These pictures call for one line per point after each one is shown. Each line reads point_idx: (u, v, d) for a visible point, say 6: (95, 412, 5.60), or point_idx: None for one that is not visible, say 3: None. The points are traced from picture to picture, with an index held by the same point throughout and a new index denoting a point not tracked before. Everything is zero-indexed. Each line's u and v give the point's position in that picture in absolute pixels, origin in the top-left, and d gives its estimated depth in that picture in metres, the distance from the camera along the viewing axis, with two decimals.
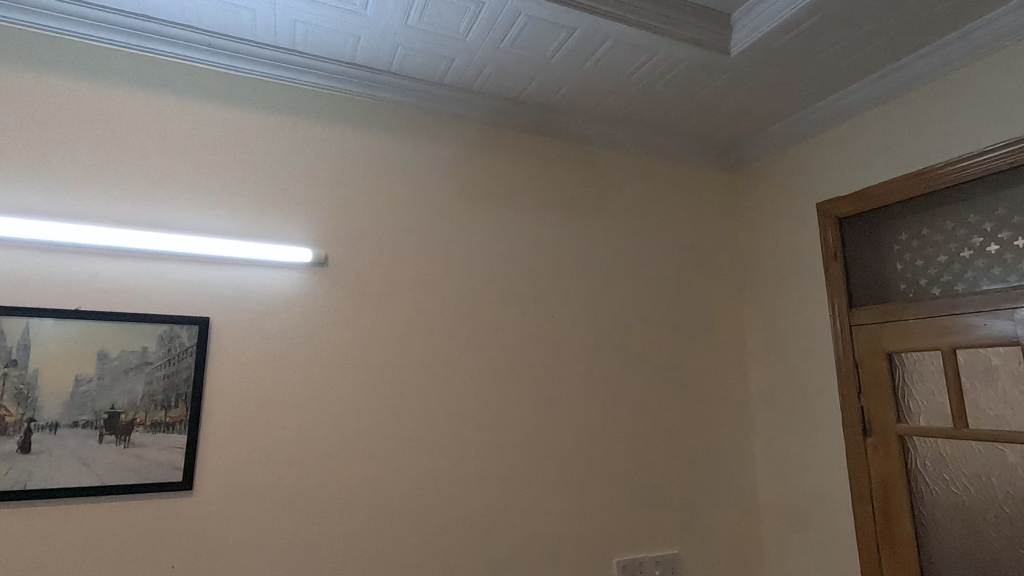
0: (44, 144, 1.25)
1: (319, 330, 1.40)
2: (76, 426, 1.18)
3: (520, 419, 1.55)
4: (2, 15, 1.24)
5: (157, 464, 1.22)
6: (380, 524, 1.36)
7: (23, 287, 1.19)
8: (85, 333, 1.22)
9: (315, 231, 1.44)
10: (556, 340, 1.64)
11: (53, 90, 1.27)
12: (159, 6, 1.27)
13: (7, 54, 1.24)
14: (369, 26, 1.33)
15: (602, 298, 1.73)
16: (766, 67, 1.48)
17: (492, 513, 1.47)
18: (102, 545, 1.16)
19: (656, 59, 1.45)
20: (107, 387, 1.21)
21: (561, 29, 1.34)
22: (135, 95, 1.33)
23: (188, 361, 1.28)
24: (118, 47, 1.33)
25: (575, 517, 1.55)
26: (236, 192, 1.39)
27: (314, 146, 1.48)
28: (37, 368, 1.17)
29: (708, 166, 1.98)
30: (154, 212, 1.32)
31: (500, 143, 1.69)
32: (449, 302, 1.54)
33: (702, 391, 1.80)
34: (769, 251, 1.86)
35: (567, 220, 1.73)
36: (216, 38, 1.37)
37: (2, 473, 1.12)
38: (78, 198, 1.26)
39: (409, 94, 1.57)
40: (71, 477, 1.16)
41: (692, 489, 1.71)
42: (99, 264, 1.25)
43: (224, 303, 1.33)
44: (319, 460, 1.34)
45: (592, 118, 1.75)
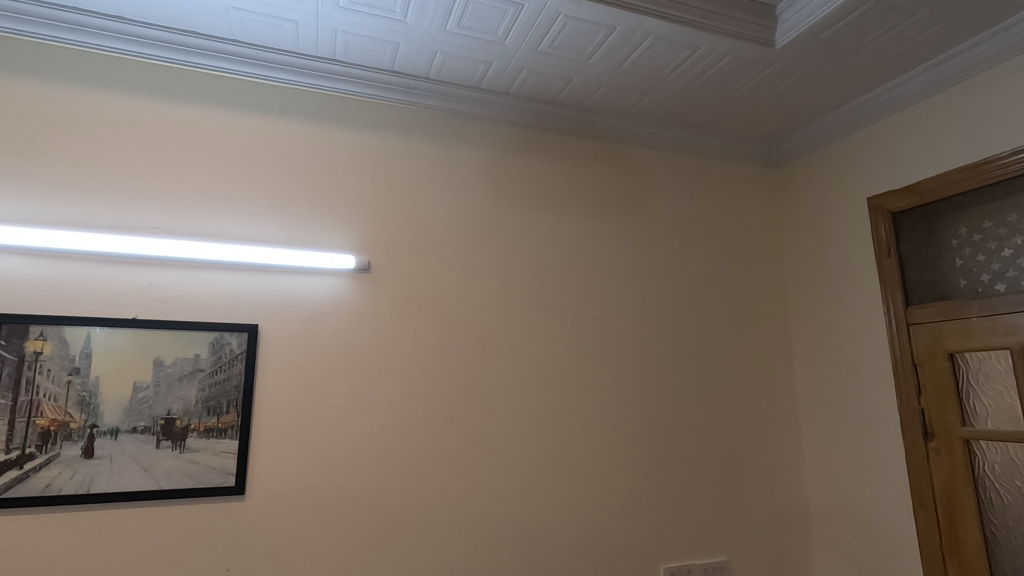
0: (100, 159, 1.30)
1: (364, 335, 1.41)
2: (134, 432, 1.22)
3: (564, 424, 1.53)
4: (59, 36, 1.29)
5: (211, 469, 1.25)
6: (426, 528, 1.36)
7: (84, 298, 1.24)
8: (141, 341, 1.25)
9: (358, 237, 1.46)
10: (597, 342, 1.61)
11: (108, 108, 1.32)
12: (207, 22, 1.31)
13: (66, 74, 1.30)
14: (408, 33, 1.35)
15: (643, 299, 1.69)
16: (812, 59, 1.44)
17: (537, 519, 1.45)
18: (161, 548, 1.19)
19: (697, 55, 1.42)
20: (163, 394, 1.25)
21: (601, 29, 1.32)
22: (182, 109, 1.37)
23: (238, 367, 1.31)
24: (167, 63, 1.38)
25: (621, 524, 1.53)
26: (282, 200, 1.42)
27: (355, 153, 1.49)
28: (97, 376, 1.21)
29: (748, 164, 1.93)
30: (203, 222, 1.35)
31: (538, 145, 1.68)
32: (490, 306, 1.53)
33: (748, 393, 1.75)
34: (816, 249, 1.80)
35: (608, 221, 1.70)
36: (261, 51, 1.40)
37: (68, 478, 1.16)
38: (134, 209, 1.30)
39: (447, 99, 1.58)
40: (131, 481, 1.19)
41: (740, 492, 1.67)
42: (152, 274, 1.29)
43: (272, 310, 1.36)
44: (365, 465, 1.35)
45: (630, 118, 1.73)
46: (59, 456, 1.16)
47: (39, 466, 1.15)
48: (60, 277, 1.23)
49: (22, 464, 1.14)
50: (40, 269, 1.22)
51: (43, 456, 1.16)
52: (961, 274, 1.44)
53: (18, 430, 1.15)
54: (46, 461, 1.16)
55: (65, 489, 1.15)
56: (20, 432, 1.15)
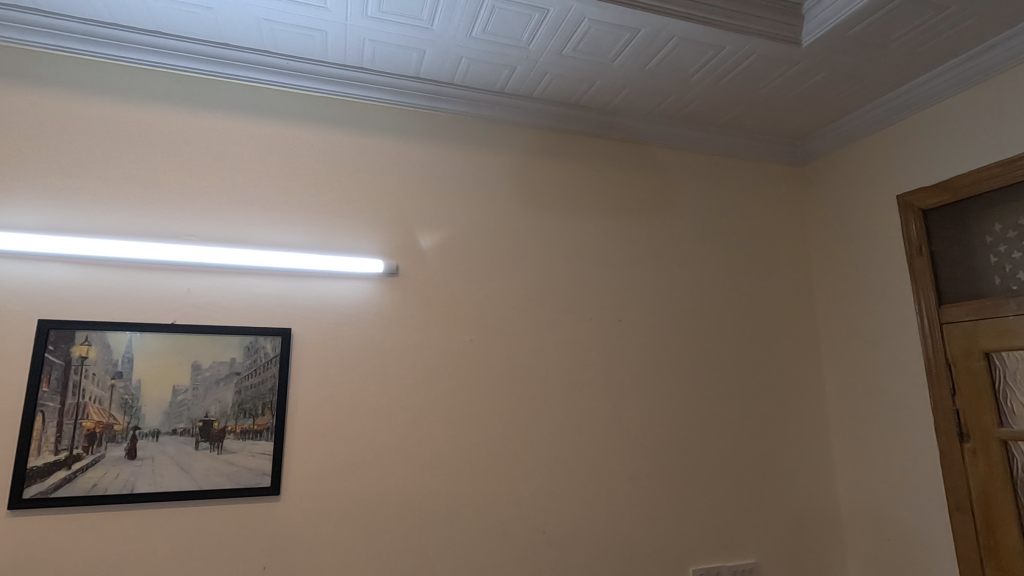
0: (139, 169, 1.34)
1: (393, 337, 1.43)
2: (174, 434, 1.25)
3: (591, 425, 1.54)
4: (100, 52, 1.34)
5: (247, 470, 1.28)
6: (455, 528, 1.38)
7: (125, 304, 1.28)
8: (180, 345, 1.29)
9: (386, 242, 1.48)
10: (622, 343, 1.61)
11: (146, 119, 1.37)
12: (239, 34, 1.35)
13: (107, 88, 1.35)
14: (434, 40, 1.37)
15: (668, 300, 1.69)
16: (838, 56, 1.43)
17: (566, 519, 1.46)
18: (200, 546, 1.23)
19: (722, 55, 1.42)
20: (200, 397, 1.28)
21: (625, 31, 1.33)
22: (215, 119, 1.41)
23: (272, 370, 1.34)
24: (202, 75, 1.42)
25: (649, 525, 1.52)
26: (312, 206, 1.44)
27: (382, 159, 1.52)
28: (139, 379, 1.25)
29: (773, 163, 1.92)
30: (238, 228, 1.38)
31: (561, 148, 1.69)
32: (516, 309, 1.54)
33: (776, 394, 1.74)
34: (844, 247, 1.78)
35: (632, 222, 1.70)
36: (291, 61, 1.44)
37: (113, 478, 1.20)
38: (171, 217, 1.35)
39: (472, 104, 1.60)
40: (172, 481, 1.23)
41: (768, 493, 1.65)
42: (189, 280, 1.33)
43: (304, 314, 1.39)
44: (396, 466, 1.37)
45: (653, 118, 1.73)
46: (104, 457, 1.21)
47: (86, 467, 1.19)
48: (102, 283, 1.27)
49: (70, 464, 1.19)
50: (84, 276, 1.27)
51: (88, 457, 1.20)
52: (996, 272, 1.40)
53: (66, 432, 1.20)
54: (91, 463, 1.20)
55: (110, 489, 1.20)
56: (68, 433, 1.20)
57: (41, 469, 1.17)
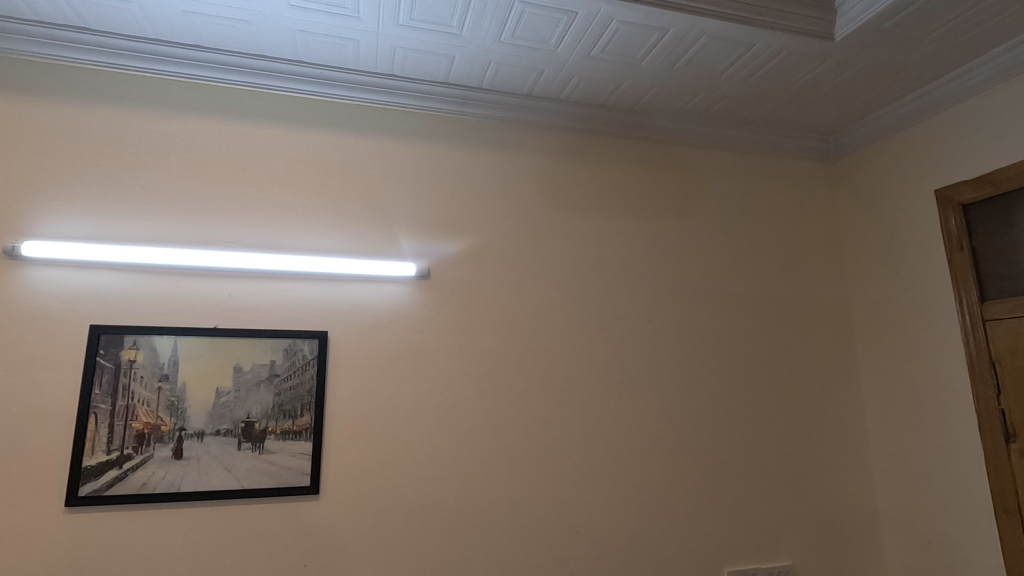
0: (180, 178, 1.39)
1: (427, 339, 1.46)
2: (218, 434, 1.29)
3: (623, 426, 1.54)
4: (144, 66, 1.39)
5: (288, 470, 1.31)
6: (489, 528, 1.39)
7: (170, 309, 1.33)
8: (222, 348, 1.33)
9: (418, 246, 1.50)
10: (653, 343, 1.61)
11: (186, 130, 1.41)
12: (275, 45, 1.39)
13: (151, 101, 1.40)
14: (463, 46, 1.39)
15: (699, 299, 1.68)
16: (871, 50, 1.41)
17: (599, 520, 1.46)
18: (243, 545, 1.26)
19: (752, 52, 1.40)
20: (242, 399, 1.32)
21: (653, 31, 1.33)
22: (252, 128, 1.45)
23: (310, 372, 1.37)
24: (238, 86, 1.46)
25: (682, 527, 1.51)
26: (345, 211, 1.47)
27: (413, 163, 1.54)
28: (185, 382, 1.30)
29: (803, 159, 1.89)
30: (275, 235, 1.42)
31: (589, 148, 1.69)
32: (547, 310, 1.55)
33: (810, 394, 1.71)
34: (880, 244, 1.74)
35: (661, 222, 1.70)
36: (324, 69, 1.47)
37: (161, 477, 1.25)
38: (212, 225, 1.39)
39: (500, 108, 1.61)
40: (217, 481, 1.27)
41: (804, 494, 1.63)
42: (231, 285, 1.37)
43: (340, 317, 1.42)
44: (431, 466, 1.39)
45: (681, 117, 1.72)
46: (153, 457, 1.25)
47: (136, 466, 1.24)
48: (149, 290, 1.32)
49: (121, 464, 1.23)
50: (132, 284, 1.32)
51: (138, 457, 1.25)
52: None
53: (117, 432, 1.24)
54: (140, 462, 1.24)
55: (159, 488, 1.24)
56: (118, 434, 1.24)
57: (94, 468, 1.22)
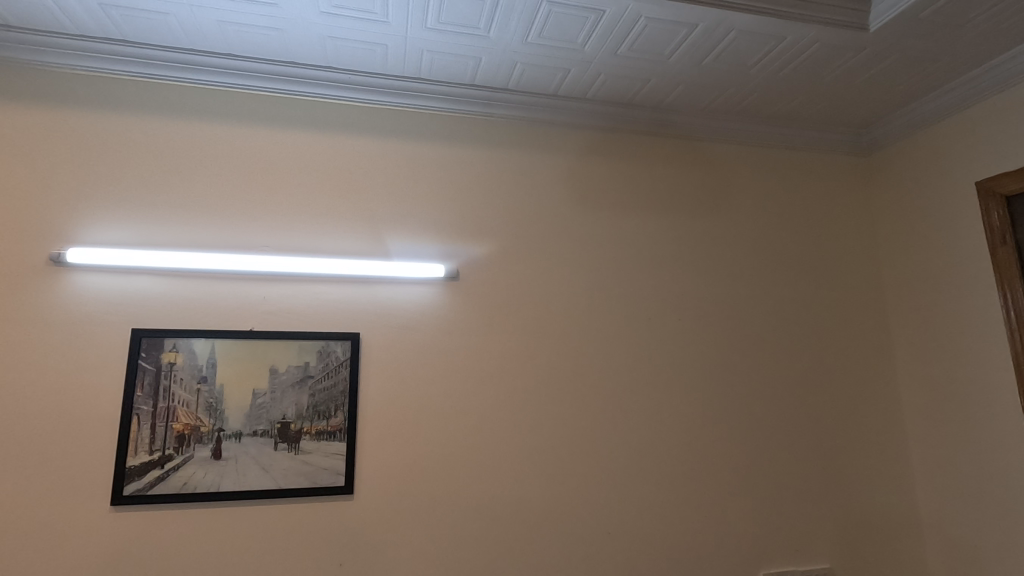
0: (214, 184, 1.42)
1: (457, 340, 1.46)
2: (255, 435, 1.32)
3: (656, 427, 1.52)
4: (179, 76, 1.43)
5: (323, 470, 1.33)
6: (521, 528, 1.39)
7: (208, 312, 1.35)
8: (258, 350, 1.36)
9: (446, 247, 1.51)
10: (683, 342, 1.59)
11: (220, 136, 1.44)
12: (306, 52, 1.41)
13: (186, 109, 1.44)
14: (490, 48, 1.39)
15: (730, 297, 1.65)
16: (908, 40, 1.37)
17: (631, 521, 1.45)
18: (281, 544, 1.28)
19: (783, 45, 1.38)
20: (278, 399, 1.35)
21: (682, 27, 1.32)
22: (283, 133, 1.48)
23: (343, 373, 1.39)
24: (269, 93, 1.49)
25: (716, 527, 1.49)
26: (375, 214, 1.49)
27: (440, 165, 1.55)
28: (222, 383, 1.32)
29: (835, 153, 1.85)
30: (306, 239, 1.44)
31: (616, 147, 1.68)
32: (576, 310, 1.55)
33: (846, 392, 1.67)
34: (917, 239, 1.70)
35: (690, 220, 1.68)
36: (353, 75, 1.49)
37: (201, 477, 1.27)
38: (246, 229, 1.42)
39: (526, 108, 1.61)
40: (255, 480, 1.30)
41: (841, 495, 1.60)
42: (264, 289, 1.39)
43: (371, 319, 1.43)
44: (462, 466, 1.40)
45: (709, 114, 1.70)
46: (193, 457, 1.28)
47: (177, 466, 1.27)
48: (187, 294, 1.35)
49: (163, 464, 1.27)
50: (170, 288, 1.35)
51: (179, 457, 1.28)
52: None
53: (159, 433, 1.28)
54: (182, 462, 1.27)
55: (199, 487, 1.27)
56: (160, 434, 1.28)
57: (138, 468, 1.25)
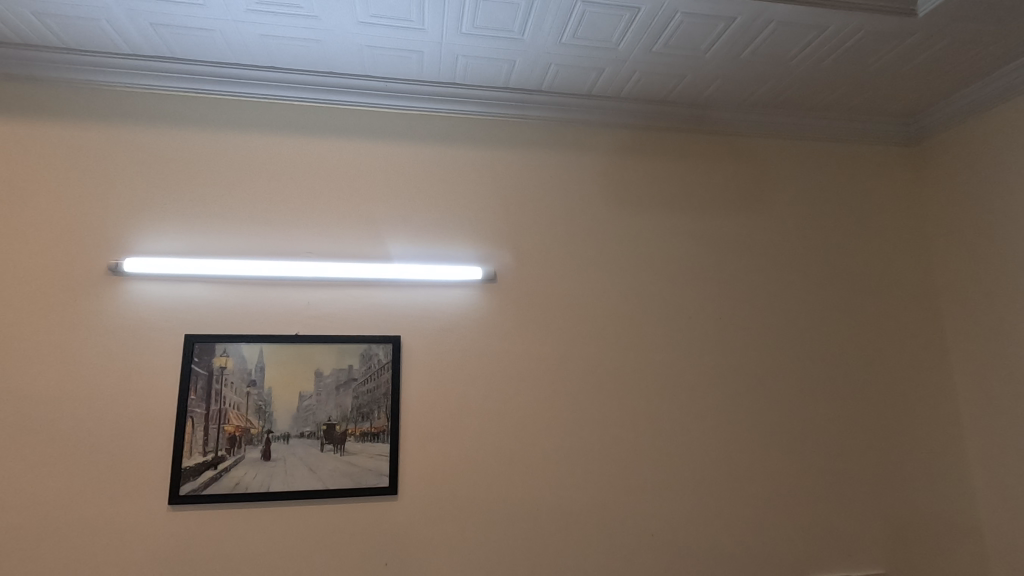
0: (259, 193, 1.46)
1: (495, 342, 1.47)
2: (302, 436, 1.35)
3: (698, 427, 1.50)
4: (225, 90, 1.48)
5: (367, 471, 1.35)
6: (563, 528, 1.39)
7: (256, 317, 1.40)
8: (303, 354, 1.39)
9: (483, 250, 1.52)
10: (724, 341, 1.56)
11: (263, 146, 1.49)
12: (344, 62, 1.44)
13: (231, 121, 1.49)
14: (524, 50, 1.40)
15: (771, 294, 1.62)
16: (958, 24, 1.32)
17: (673, 522, 1.43)
18: (327, 544, 1.31)
19: (825, 35, 1.35)
20: (323, 402, 1.38)
21: (718, 21, 1.29)
22: (323, 141, 1.52)
23: (385, 375, 1.41)
24: (309, 103, 1.53)
25: (762, 529, 1.46)
26: (413, 219, 1.51)
27: (476, 168, 1.57)
28: (270, 386, 1.36)
29: (879, 145, 1.79)
30: (348, 244, 1.47)
31: (651, 145, 1.66)
32: (615, 310, 1.53)
33: (896, 391, 1.61)
34: (971, 230, 1.62)
35: (728, 216, 1.65)
36: (389, 83, 1.52)
37: (252, 477, 1.31)
38: (290, 236, 1.45)
39: (559, 109, 1.61)
40: (302, 480, 1.33)
41: (893, 498, 1.54)
42: (308, 294, 1.43)
43: (412, 321, 1.45)
44: (503, 467, 1.40)
45: (746, 108, 1.67)
46: (244, 458, 1.32)
47: (229, 467, 1.31)
48: (235, 300, 1.40)
49: (216, 464, 1.31)
50: (220, 295, 1.40)
51: (230, 458, 1.32)
52: None
53: (212, 435, 1.32)
54: (233, 463, 1.31)
55: (250, 487, 1.31)
56: (213, 437, 1.32)
57: (192, 469, 1.30)
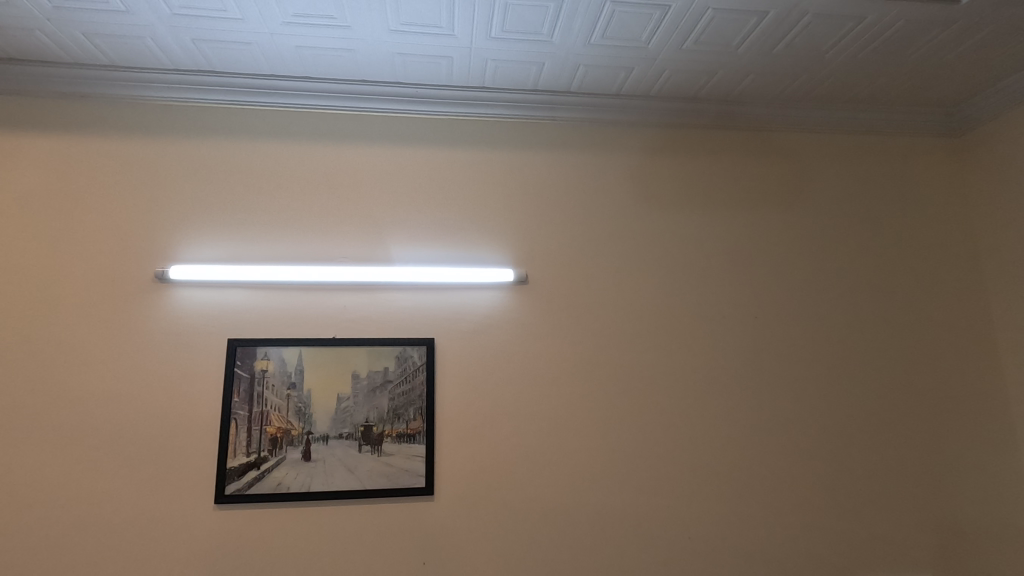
0: (295, 200, 1.50)
1: (528, 344, 1.48)
2: (341, 437, 1.38)
3: (734, 428, 1.48)
4: (262, 100, 1.53)
5: (404, 471, 1.37)
6: (598, 529, 1.39)
7: (295, 322, 1.43)
8: (341, 357, 1.42)
9: (514, 252, 1.53)
10: (759, 340, 1.54)
11: (299, 154, 1.53)
12: (375, 70, 1.47)
13: (268, 131, 1.53)
14: (553, 52, 1.40)
15: (808, 292, 1.58)
16: (1005, 9, 1.27)
17: (710, 524, 1.41)
18: (367, 543, 1.34)
19: (862, 26, 1.31)
20: (360, 404, 1.40)
21: (751, 16, 1.28)
22: (355, 148, 1.55)
23: (420, 377, 1.43)
24: (342, 111, 1.56)
25: (802, 532, 1.43)
26: (445, 223, 1.53)
27: (506, 171, 1.58)
28: (309, 389, 1.39)
29: (919, 136, 1.74)
30: (382, 248, 1.50)
31: (681, 143, 1.65)
32: (647, 311, 1.52)
33: (941, 391, 1.56)
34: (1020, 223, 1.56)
35: (762, 213, 1.62)
36: (420, 89, 1.54)
37: (294, 477, 1.35)
38: (326, 242, 1.49)
39: (588, 109, 1.61)
40: (341, 481, 1.36)
41: (940, 500, 1.49)
42: (345, 298, 1.46)
43: (445, 324, 1.47)
44: (537, 468, 1.41)
45: (779, 103, 1.65)
46: (286, 459, 1.36)
47: (272, 467, 1.35)
48: (275, 305, 1.44)
49: (259, 465, 1.35)
50: (261, 300, 1.44)
51: (273, 459, 1.36)
52: None
53: (255, 436, 1.36)
54: (275, 464, 1.35)
55: (292, 487, 1.34)
56: (256, 438, 1.36)
57: (237, 470, 1.34)
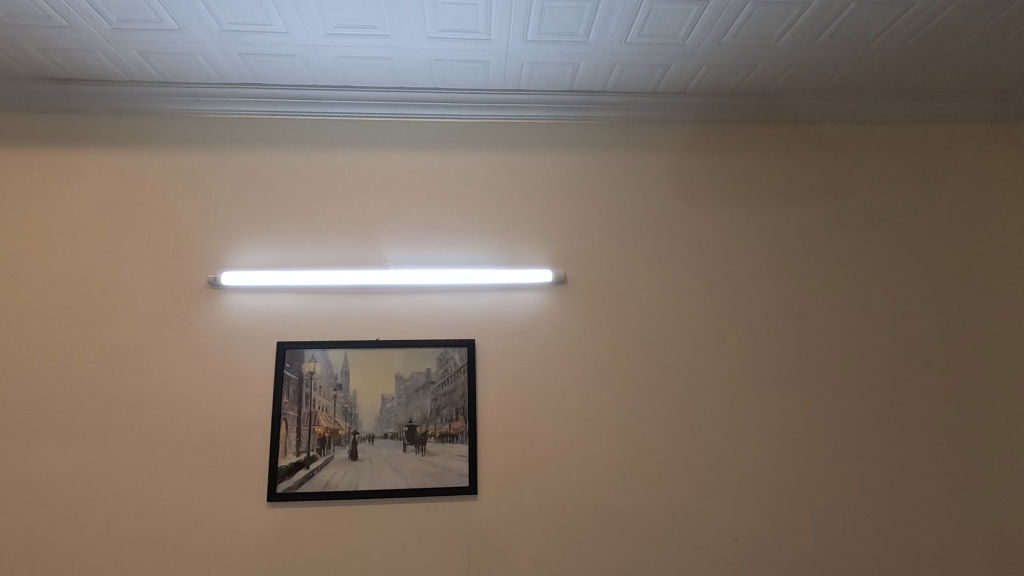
0: (338, 206, 1.54)
1: (567, 344, 1.48)
2: (386, 437, 1.41)
3: (779, 427, 1.45)
4: (305, 110, 1.58)
5: (448, 471, 1.39)
6: (642, 529, 1.38)
7: (340, 324, 1.47)
8: (385, 358, 1.45)
9: (552, 253, 1.54)
10: (804, 337, 1.50)
11: (340, 161, 1.57)
12: (413, 76, 1.50)
13: (310, 139, 1.58)
14: (588, 52, 1.40)
15: (854, 288, 1.54)
16: None
17: (757, 525, 1.39)
18: (413, 541, 1.36)
19: (910, 13, 1.27)
20: (404, 404, 1.43)
21: (791, 8, 1.25)
22: (395, 154, 1.58)
23: (461, 378, 1.45)
24: (382, 118, 1.60)
25: (854, 534, 1.39)
26: (483, 225, 1.55)
27: (542, 172, 1.58)
28: (355, 390, 1.43)
29: (971, 124, 1.67)
30: (422, 251, 1.53)
31: (718, 139, 1.63)
32: (687, 309, 1.51)
33: (1000, 388, 1.50)
34: None
35: (804, 208, 1.59)
36: (456, 94, 1.57)
37: (342, 476, 1.38)
38: (367, 247, 1.52)
39: (623, 108, 1.61)
40: (387, 479, 1.39)
41: (1001, 503, 1.43)
42: (387, 301, 1.49)
43: (485, 324, 1.49)
44: (579, 468, 1.41)
45: (821, 95, 1.61)
46: (334, 458, 1.40)
47: (320, 466, 1.39)
48: (321, 309, 1.48)
49: (309, 464, 1.39)
50: (307, 304, 1.48)
51: (322, 458, 1.39)
52: None
53: (304, 436, 1.40)
54: (324, 463, 1.39)
55: (340, 486, 1.38)
56: (305, 437, 1.40)
57: (288, 468, 1.38)
